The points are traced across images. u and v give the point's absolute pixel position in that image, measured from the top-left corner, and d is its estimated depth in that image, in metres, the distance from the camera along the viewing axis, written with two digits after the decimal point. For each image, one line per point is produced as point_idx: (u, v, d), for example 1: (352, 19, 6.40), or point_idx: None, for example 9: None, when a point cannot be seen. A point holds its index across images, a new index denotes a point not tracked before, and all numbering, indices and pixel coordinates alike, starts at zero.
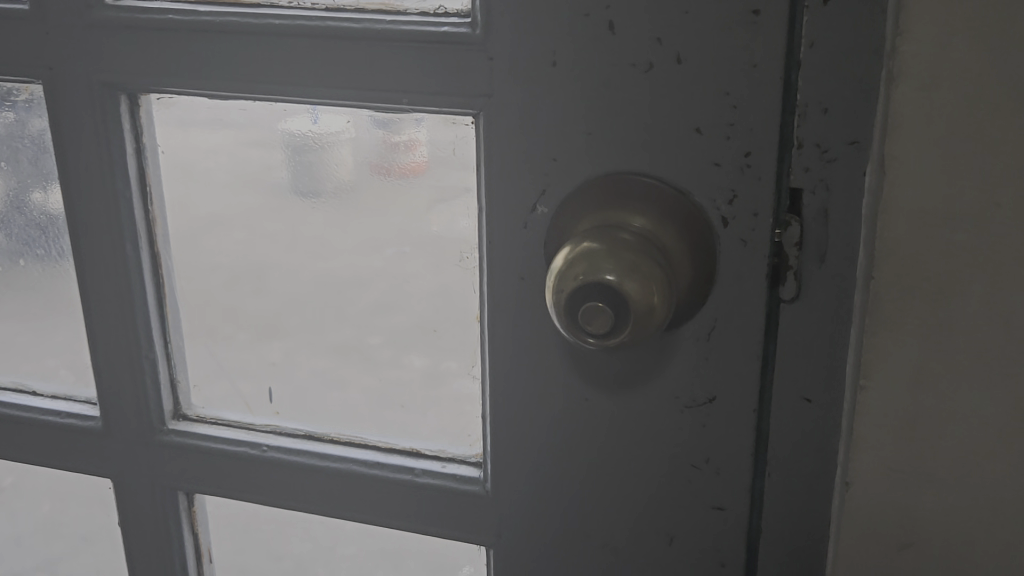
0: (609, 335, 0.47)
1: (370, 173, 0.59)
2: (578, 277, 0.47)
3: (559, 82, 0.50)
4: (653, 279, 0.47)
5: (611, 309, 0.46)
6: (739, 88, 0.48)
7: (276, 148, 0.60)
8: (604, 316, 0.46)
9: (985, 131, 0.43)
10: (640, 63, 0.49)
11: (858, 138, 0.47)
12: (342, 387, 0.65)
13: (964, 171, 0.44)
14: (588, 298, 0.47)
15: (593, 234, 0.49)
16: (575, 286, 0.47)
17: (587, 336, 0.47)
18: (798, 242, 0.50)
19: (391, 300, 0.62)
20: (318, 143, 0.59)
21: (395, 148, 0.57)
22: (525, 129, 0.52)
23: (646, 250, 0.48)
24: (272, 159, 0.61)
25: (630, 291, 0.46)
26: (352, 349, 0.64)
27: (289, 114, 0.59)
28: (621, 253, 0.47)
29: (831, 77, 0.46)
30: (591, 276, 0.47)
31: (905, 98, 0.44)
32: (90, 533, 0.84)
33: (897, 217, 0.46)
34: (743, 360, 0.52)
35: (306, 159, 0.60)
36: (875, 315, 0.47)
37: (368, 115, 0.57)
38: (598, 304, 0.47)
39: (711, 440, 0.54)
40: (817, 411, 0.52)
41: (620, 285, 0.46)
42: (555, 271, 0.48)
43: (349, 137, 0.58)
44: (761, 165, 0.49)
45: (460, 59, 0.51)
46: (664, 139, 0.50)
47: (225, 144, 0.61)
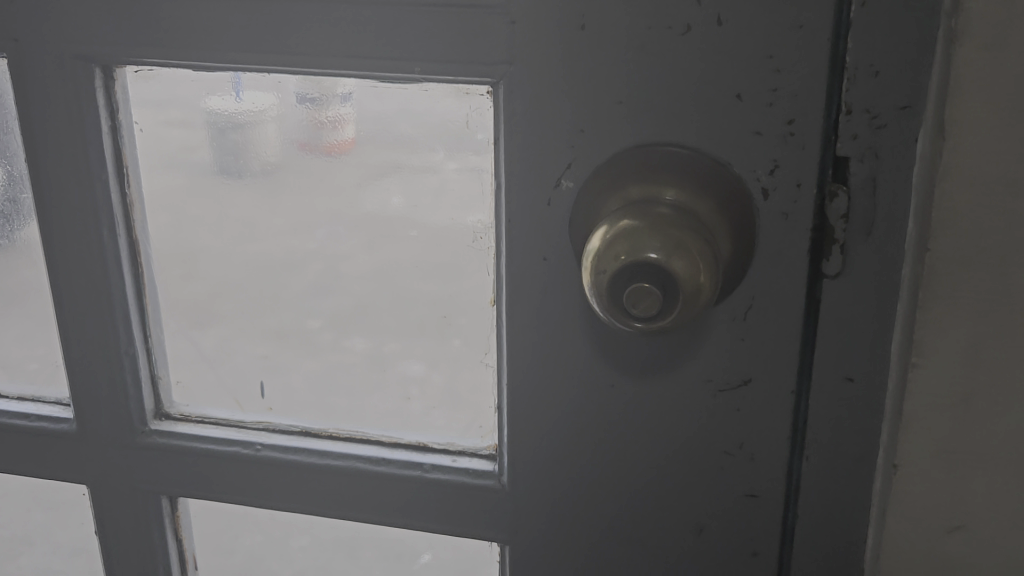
0: (658, 317, 0.44)
1: (294, 149, 0.56)
2: (620, 257, 0.44)
3: (587, 47, 0.47)
4: (699, 254, 0.44)
5: (659, 289, 0.43)
6: (785, 51, 0.45)
7: (196, 127, 0.57)
8: (652, 297, 0.43)
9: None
10: (677, 25, 0.46)
11: (909, 103, 0.44)
12: (282, 372, 0.62)
13: None
14: (633, 279, 0.43)
15: (628, 210, 0.45)
16: (618, 267, 0.44)
17: (632, 319, 0.44)
18: (844, 215, 0.47)
19: (326, 280, 0.59)
20: (241, 120, 0.56)
21: (321, 124, 0.55)
22: (551, 98, 0.48)
23: (688, 224, 0.45)
24: (194, 137, 0.57)
25: (677, 269, 0.43)
26: (289, 333, 0.61)
27: (211, 90, 0.55)
28: (661, 229, 0.44)
29: (883, 38, 0.44)
30: (635, 256, 0.43)
31: (968, 58, 0.41)
32: (28, 534, 0.79)
33: (956, 185, 0.43)
34: (783, 340, 0.50)
35: (230, 137, 0.57)
36: (929, 289, 0.45)
37: (291, 88, 0.54)
38: (645, 284, 0.43)
39: (746, 424, 0.52)
40: (860, 391, 0.50)
41: (668, 263, 0.43)
42: (592, 252, 0.45)
43: (272, 114, 0.55)
44: (806, 133, 0.46)
45: (478, 25, 0.48)
46: (702, 106, 0.47)
47: (213, 117, 0.56)
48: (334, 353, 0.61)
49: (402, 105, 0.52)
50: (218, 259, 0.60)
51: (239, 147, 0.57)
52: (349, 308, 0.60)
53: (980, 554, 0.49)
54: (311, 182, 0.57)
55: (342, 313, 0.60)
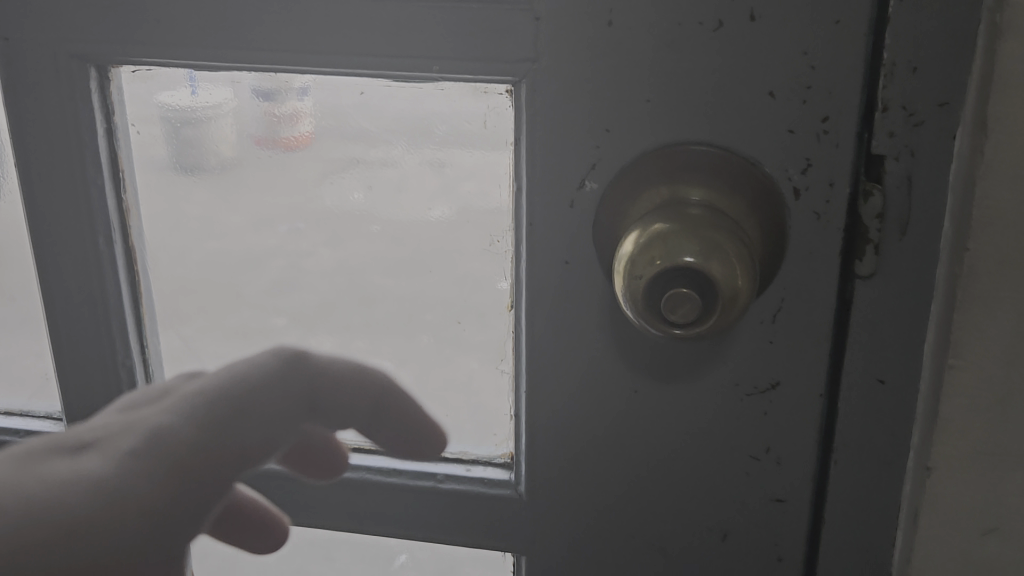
0: (697, 321, 0.42)
1: (249, 143, 0.54)
2: (655, 262, 0.42)
3: (616, 44, 0.45)
4: (737, 256, 0.43)
5: (697, 293, 0.42)
6: (820, 47, 0.44)
7: (152, 123, 0.54)
8: (691, 301, 0.42)
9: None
10: (709, 21, 0.44)
11: (948, 98, 0.43)
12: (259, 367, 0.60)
13: None
14: (670, 284, 0.42)
15: (657, 214, 0.44)
16: (654, 272, 0.42)
17: (670, 326, 0.43)
18: (879, 214, 0.46)
19: (288, 278, 0.58)
20: (196, 116, 0.54)
21: (278, 117, 0.53)
22: (576, 97, 0.46)
23: (722, 225, 0.44)
24: (151, 134, 0.55)
25: (715, 271, 0.42)
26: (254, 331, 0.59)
27: (162, 84, 0.53)
28: (696, 232, 0.43)
29: (922, 34, 0.42)
30: (671, 260, 0.42)
31: (1011, 56, 0.40)
32: None
33: (996, 181, 0.42)
34: (813, 343, 0.49)
35: (184, 133, 0.55)
36: (965, 290, 0.44)
37: (246, 82, 0.52)
38: (682, 289, 0.42)
39: (774, 428, 0.51)
40: (891, 394, 0.49)
41: (706, 265, 0.42)
42: (625, 259, 0.43)
43: (229, 108, 0.53)
44: (840, 130, 0.45)
45: (500, 20, 0.46)
46: (733, 105, 0.45)
47: (198, 116, 0.54)
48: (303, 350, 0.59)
49: (416, 106, 0.51)
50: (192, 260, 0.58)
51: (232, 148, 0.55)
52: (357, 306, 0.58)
53: (1013, 556, 0.48)
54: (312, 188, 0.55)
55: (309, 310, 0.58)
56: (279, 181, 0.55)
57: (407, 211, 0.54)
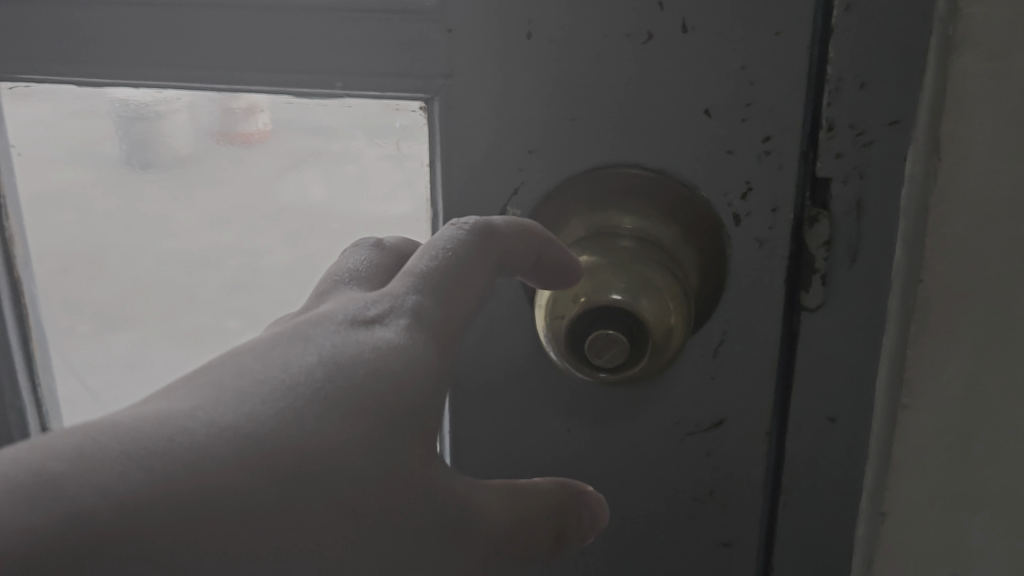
0: (625, 366, 0.38)
1: (209, 139, 0.49)
2: (580, 299, 0.38)
3: (538, 57, 0.41)
4: (668, 290, 0.39)
5: (624, 334, 0.37)
6: (759, 60, 0.40)
7: (101, 119, 0.49)
8: (618, 344, 0.37)
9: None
10: (637, 32, 0.40)
11: (900, 117, 0.39)
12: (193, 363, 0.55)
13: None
14: (595, 325, 0.38)
15: (584, 246, 0.41)
16: (578, 311, 0.38)
17: (596, 371, 0.38)
18: (826, 241, 0.42)
19: (243, 279, 0.52)
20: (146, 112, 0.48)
21: (234, 111, 0.47)
22: (497, 114, 0.42)
23: (653, 256, 0.40)
24: (99, 131, 0.49)
25: (644, 309, 0.38)
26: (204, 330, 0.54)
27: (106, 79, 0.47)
28: (623, 265, 0.39)
29: (870, 46, 0.39)
30: (596, 297, 0.38)
31: (968, 70, 0.37)
32: None
33: (955, 209, 0.38)
34: (758, 379, 0.45)
35: (136, 131, 0.49)
36: (919, 323, 0.41)
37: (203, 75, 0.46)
38: (609, 330, 0.38)
39: (717, 469, 0.47)
40: (842, 432, 0.45)
41: (634, 304, 0.38)
42: (547, 295, 0.40)
43: (183, 103, 0.47)
44: (783, 151, 0.41)
45: (409, 31, 0.41)
46: (665, 124, 0.41)
47: (150, 111, 0.48)
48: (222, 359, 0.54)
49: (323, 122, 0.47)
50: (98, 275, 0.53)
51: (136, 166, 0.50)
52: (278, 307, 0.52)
53: None
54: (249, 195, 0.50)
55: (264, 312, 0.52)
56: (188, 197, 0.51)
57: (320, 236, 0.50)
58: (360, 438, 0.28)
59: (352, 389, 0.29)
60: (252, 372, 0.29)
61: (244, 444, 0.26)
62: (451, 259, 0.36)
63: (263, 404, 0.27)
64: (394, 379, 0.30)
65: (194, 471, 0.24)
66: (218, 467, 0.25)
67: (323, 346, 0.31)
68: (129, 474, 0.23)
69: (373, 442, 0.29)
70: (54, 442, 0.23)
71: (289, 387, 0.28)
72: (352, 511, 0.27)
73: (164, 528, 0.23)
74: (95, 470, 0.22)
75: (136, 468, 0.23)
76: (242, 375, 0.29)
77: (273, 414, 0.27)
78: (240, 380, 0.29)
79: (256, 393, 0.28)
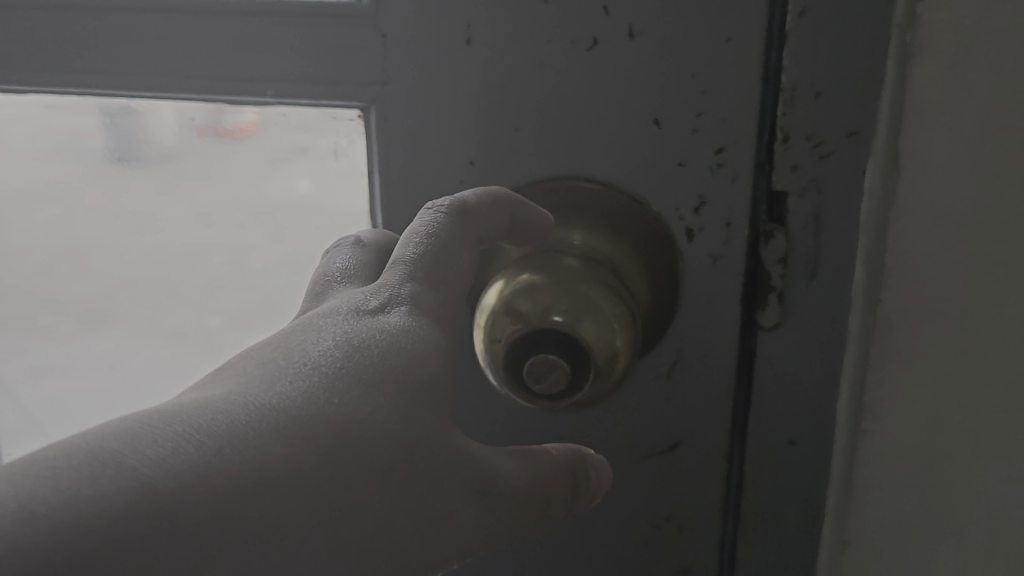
0: (564, 395, 0.36)
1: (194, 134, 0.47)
2: (520, 321, 0.36)
3: (477, 64, 0.39)
4: (613, 313, 0.37)
5: (566, 361, 0.35)
6: (710, 68, 0.38)
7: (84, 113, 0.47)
8: (559, 370, 0.35)
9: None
10: (582, 39, 0.38)
11: (859, 127, 0.37)
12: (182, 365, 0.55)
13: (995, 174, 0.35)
14: (535, 349, 0.35)
15: (527, 264, 0.38)
16: (517, 333, 0.36)
17: (533, 399, 0.36)
18: (783, 258, 0.40)
19: (228, 276, 0.52)
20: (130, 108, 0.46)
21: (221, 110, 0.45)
22: (434, 125, 0.40)
23: (600, 276, 0.38)
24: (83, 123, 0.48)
25: (587, 333, 0.36)
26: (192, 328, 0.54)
27: None
28: (567, 286, 0.37)
29: (826, 54, 0.37)
30: (536, 320, 0.36)
31: (928, 79, 0.35)
32: None
33: (916, 225, 0.36)
34: (714, 399, 0.43)
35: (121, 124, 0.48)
36: (881, 344, 0.38)
37: None
38: (549, 356, 0.35)
39: (674, 493, 0.45)
40: (802, 456, 0.43)
41: (576, 328, 0.36)
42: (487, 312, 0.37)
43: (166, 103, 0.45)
44: (736, 163, 0.39)
45: (341, 37, 0.39)
46: (613, 134, 0.39)
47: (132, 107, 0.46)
48: (211, 359, 0.54)
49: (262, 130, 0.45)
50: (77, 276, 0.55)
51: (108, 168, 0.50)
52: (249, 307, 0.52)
53: None
54: (223, 198, 0.49)
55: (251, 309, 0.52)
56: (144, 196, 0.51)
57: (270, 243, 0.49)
58: (390, 398, 0.31)
59: (368, 359, 0.32)
60: (265, 351, 0.33)
61: (289, 425, 0.28)
62: (434, 245, 0.37)
63: (295, 373, 0.31)
64: (410, 354, 0.33)
65: (238, 468, 0.26)
66: (265, 454, 0.27)
67: (332, 321, 0.34)
68: (190, 470, 0.25)
69: (396, 409, 0.31)
70: (111, 445, 0.24)
71: (305, 361, 0.32)
72: (380, 467, 0.30)
73: (221, 514, 0.25)
74: (153, 473, 0.24)
75: (198, 463, 0.25)
76: (257, 355, 0.33)
77: (308, 373, 0.31)
78: (270, 348, 0.33)
79: (284, 358, 0.32)
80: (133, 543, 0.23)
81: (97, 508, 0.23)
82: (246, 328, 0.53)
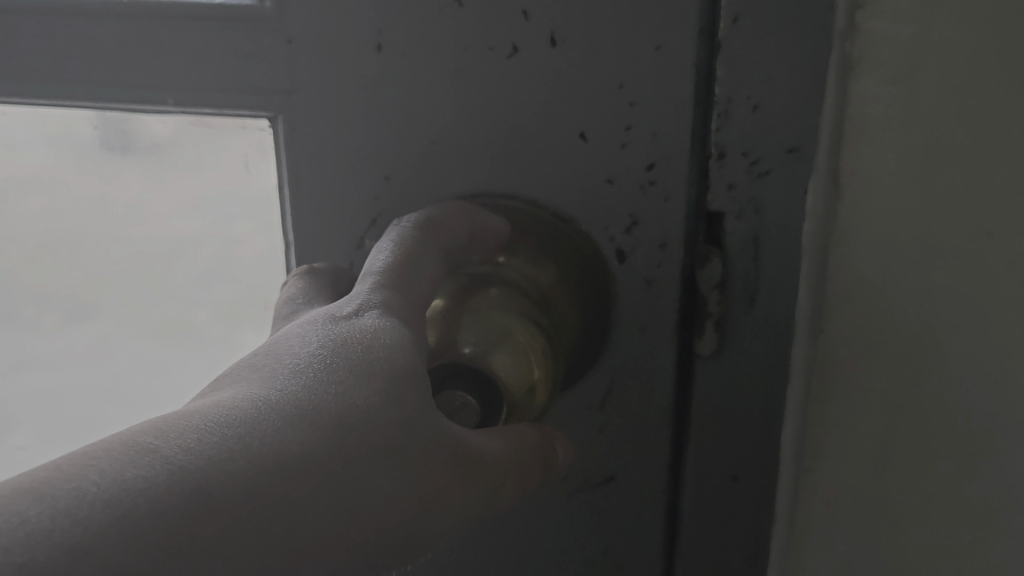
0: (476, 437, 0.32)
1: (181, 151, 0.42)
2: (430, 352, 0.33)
3: (390, 72, 0.36)
4: (530, 345, 0.34)
5: (477, 399, 0.32)
6: (638, 78, 0.35)
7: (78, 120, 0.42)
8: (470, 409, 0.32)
9: (983, 141, 0.31)
10: (502, 45, 0.35)
11: (798, 144, 0.34)
12: (166, 372, 0.47)
13: (940, 194, 0.32)
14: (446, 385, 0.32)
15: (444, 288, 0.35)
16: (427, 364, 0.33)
17: None
18: (719, 282, 0.37)
19: (217, 269, 0.44)
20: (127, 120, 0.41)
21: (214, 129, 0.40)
22: (344, 138, 0.37)
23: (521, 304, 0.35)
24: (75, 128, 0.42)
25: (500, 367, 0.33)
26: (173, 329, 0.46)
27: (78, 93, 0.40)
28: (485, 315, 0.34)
29: (761, 64, 0.34)
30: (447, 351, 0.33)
31: (869, 92, 0.32)
32: None
33: (858, 249, 0.34)
34: (649, 431, 0.40)
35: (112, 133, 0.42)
36: (825, 378, 0.35)
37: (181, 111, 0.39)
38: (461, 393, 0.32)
39: (610, 527, 0.42)
40: (745, 494, 0.40)
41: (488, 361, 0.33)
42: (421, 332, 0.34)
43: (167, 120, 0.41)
44: (669, 180, 0.36)
45: (244, 42, 0.36)
46: (537, 149, 0.36)
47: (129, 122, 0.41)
48: (205, 363, 0.46)
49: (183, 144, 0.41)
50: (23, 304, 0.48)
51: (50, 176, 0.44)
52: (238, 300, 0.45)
53: None
54: (178, 193, 0.42)
55: (239, 306, 0.45)
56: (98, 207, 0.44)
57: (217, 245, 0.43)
58: (373, 389, 0.27)
59: (347, 362, 0.28)
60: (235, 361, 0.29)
61: (273, 429, 0.24)
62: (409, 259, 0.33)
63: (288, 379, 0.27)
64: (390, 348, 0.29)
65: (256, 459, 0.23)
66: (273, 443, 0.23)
67: (297, 334, 0.29)
68: (220, 453, 0.22)
69: (385, 396, 0.27)
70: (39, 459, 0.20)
71: (283, 370, 0.27)
72: (366, 444, 0.26)
73: (256, 498, 0.22)
74: (186, 461, 0.21)
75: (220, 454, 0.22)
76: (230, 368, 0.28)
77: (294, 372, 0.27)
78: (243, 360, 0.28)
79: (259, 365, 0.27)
80: (176, 527, 0.20)
81: (136, 493, 0.20)
82: (236, 324, 0.45)
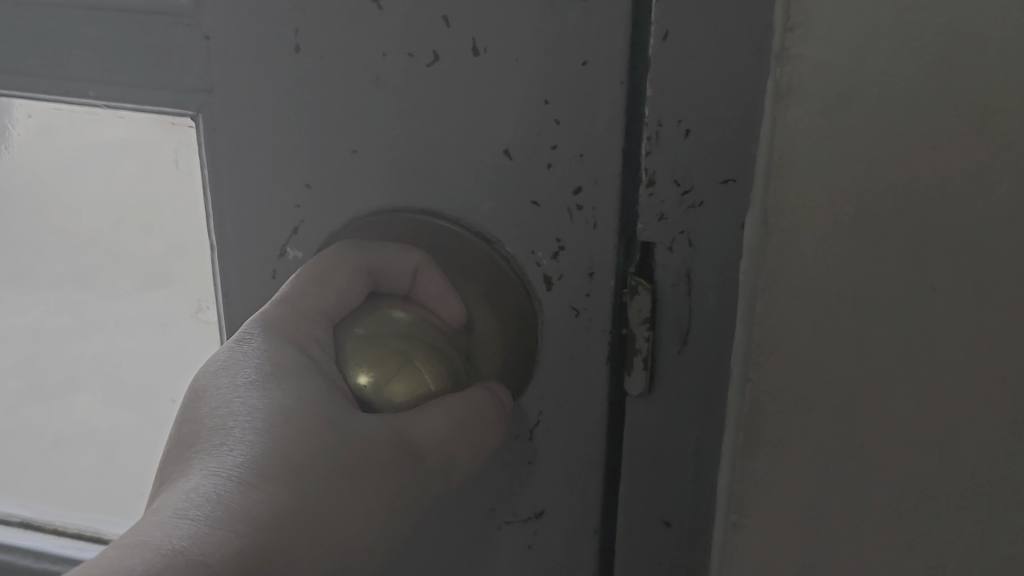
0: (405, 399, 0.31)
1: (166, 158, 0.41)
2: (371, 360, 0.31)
3: (309, 76, 0.34)
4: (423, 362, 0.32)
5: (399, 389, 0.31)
6: (563, 94, 0.32)
7: (74, 116, 0.41)
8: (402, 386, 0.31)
9: (949, 169, 0.25)
10: (422, 53, 0.33)
11: (733, 175, 0.31)
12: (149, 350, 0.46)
13: (900, 241, 0.26)
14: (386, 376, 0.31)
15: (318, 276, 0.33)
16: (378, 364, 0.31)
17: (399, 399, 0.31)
18: (649, 318, 0.34)
19: (187, 258, 0.43)
20: (116, 116, 0.40)
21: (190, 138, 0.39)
22: (264, 140, 0.35)
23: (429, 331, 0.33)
24: (69, 123, 0.41)
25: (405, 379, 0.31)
26: (145, 310, 0.45)
27: (55, 87, 0.37)
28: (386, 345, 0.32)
29: (692, 86, 0.31)
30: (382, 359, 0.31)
31: (798, 123, 0.26)
32: None
33: (785, 297, 0.28)
34: (579, 467, 0.38)
35: (105, 130, 0.41)
36: (750, 432, 0.30)
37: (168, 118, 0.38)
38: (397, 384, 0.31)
39: (540, 562, 0.40)
40: (679, 540, 0.37)
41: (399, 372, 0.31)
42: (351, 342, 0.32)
43: (155, 121, 0.39)
44: (598, 207, 0.33)
45: (161, 37, 0.35)
46: (458, 165, 0.34)
47: (121, 117, 0.40)
48: (201, 345, 0.44)
49: (151, 148, 0.41)
50: (23, 293, 0.47)
51: (45, 168, 0.44)
52: (199, 294, 0.43)
53: None
54: (165, 184, 0.41)
55: (199, 299, 0.44)
56: (83, 185, 0.43)
57: (182, 236, 0.42)
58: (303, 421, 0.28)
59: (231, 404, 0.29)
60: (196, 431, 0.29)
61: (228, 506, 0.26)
62: (292, 297, 0.32)
63: (201, 432, 0.29)
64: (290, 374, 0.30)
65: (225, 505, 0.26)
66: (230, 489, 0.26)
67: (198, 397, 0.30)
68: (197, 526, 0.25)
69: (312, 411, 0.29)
70: None
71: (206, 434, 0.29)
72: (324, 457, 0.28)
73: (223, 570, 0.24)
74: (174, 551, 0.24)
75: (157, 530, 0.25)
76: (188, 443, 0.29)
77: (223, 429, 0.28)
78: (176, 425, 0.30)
79: (185, 430, 0.29)
80: None
81: None
82: (198, 316, 0.44)
